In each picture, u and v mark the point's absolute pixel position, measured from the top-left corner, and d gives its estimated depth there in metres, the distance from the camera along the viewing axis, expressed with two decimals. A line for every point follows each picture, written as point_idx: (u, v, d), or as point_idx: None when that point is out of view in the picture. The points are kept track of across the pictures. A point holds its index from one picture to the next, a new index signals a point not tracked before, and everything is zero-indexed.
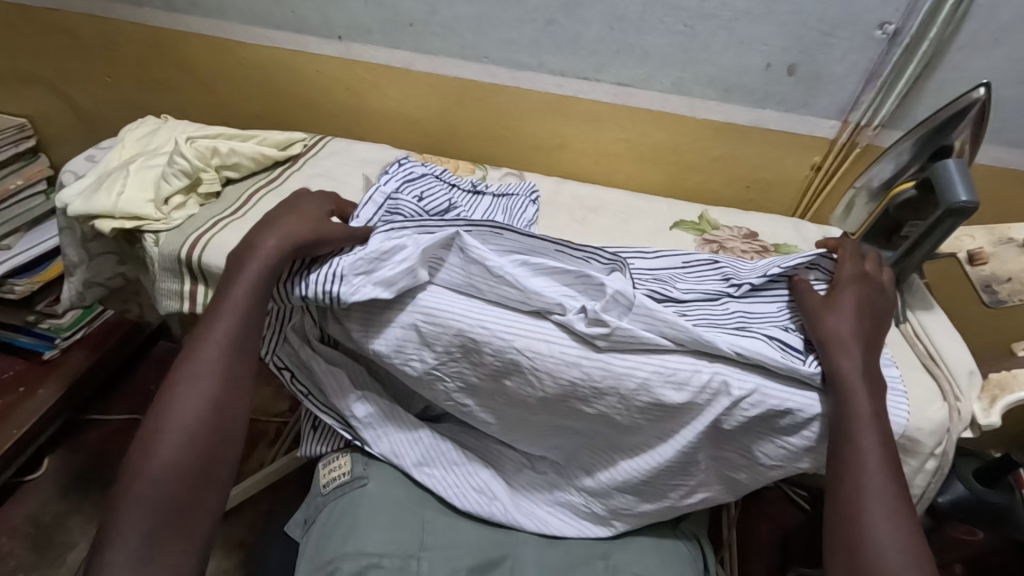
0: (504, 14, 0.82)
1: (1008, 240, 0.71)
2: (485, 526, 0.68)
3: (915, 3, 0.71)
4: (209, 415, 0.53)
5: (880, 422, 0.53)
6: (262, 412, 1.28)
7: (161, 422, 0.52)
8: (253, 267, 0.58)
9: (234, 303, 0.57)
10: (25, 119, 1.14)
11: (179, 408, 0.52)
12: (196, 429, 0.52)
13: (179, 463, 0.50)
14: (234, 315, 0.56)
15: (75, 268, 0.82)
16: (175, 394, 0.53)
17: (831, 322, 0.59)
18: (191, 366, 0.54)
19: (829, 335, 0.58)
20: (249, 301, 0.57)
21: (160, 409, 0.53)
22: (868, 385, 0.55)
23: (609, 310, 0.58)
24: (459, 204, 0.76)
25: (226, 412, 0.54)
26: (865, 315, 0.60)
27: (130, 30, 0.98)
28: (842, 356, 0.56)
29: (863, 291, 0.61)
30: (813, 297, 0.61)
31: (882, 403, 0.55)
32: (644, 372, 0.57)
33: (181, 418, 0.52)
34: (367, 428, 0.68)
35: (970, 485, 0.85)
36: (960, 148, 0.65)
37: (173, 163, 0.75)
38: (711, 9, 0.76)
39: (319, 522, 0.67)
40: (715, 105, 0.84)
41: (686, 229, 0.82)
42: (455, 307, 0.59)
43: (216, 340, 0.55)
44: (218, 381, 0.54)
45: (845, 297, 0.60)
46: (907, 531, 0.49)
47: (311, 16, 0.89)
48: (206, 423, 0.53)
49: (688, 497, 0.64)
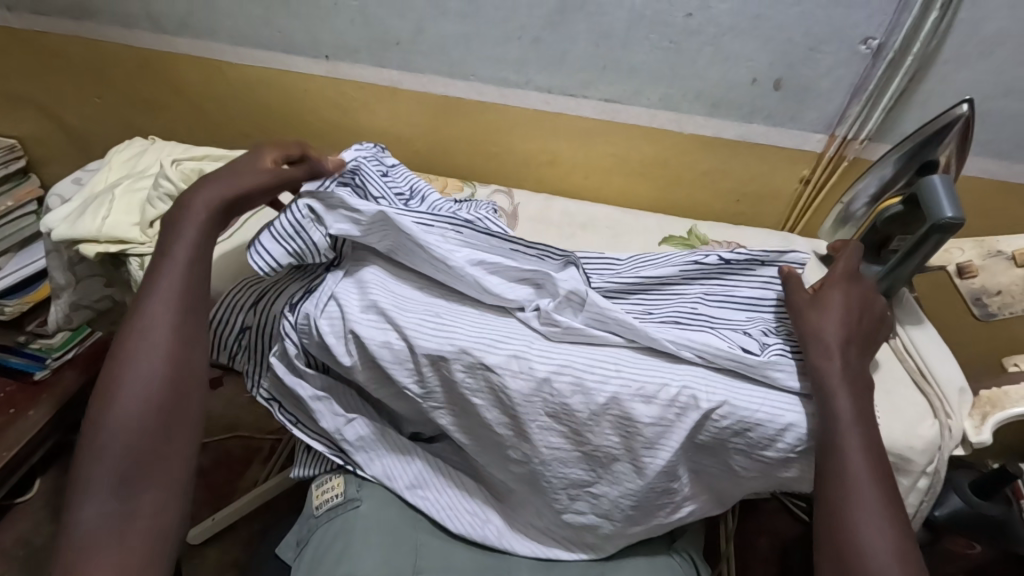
0: (490, 31, 0.82)
1: (997, 253, 0.70)
2: (477, 549, 0.68)
3: (898, 18, 0.71)
4: (167, 373, 0.53)
5: (868, 428, 0.53)
6: (254, 430, 1.26)
7: (117, 385, 0.52)
8: (195, 226, 0.59)
9: (178, 257, 0.57)
10: (15, 140, 1.14)
11: (133, 366, 0.52)
12: (157, 383, 0.52)
13: (141, 420, 0.51)
14: (180, 271, 0.57)
15: (62, 291, 0.82)
16: (127, 358, 0.53)
17: (815, 322, 0.58)
18: (142, 327, 0.54)
19: (814, 335, 0.57)
20: (193, 256, 0.58)
21: (112, 371, 0.53)
22: (849, 375, 0.55)
23: (564, 310, 0.62)
24: (422, 188, 0.75)
25: (185, 369, 0.54)
26: (854, 315, 0.59)
27: (119, 51, 0.98)
28: (822, 358, 0.56)
29: (852, 290, 0.61)
30: (802, 296, 0.61)
31: (868, 406, 0.54)
32: (614, 387, 0.58)
33: (135, 376, 0.52)
34: (360, 451, 0.68)
35: (967, 498, 0.84)
36: (946, 162, 0.66)
37: (158, 185, 0.74)
38: (696, 26, 0.76)
39: (310, 546, 0.66)
40: (703, 120, 0.84)
41: (675, 245, 0.82)
42: (427, 324, 0.60)
43: (163, 298, 0.55)
44: (171, 340, 0.54)
45: (835, 298, 0.60)
46: (905, 546, 0.48)
47: (298, 35, 0.89)
48: (164, 380, 0.53)
49: (678, 514, 0.64)
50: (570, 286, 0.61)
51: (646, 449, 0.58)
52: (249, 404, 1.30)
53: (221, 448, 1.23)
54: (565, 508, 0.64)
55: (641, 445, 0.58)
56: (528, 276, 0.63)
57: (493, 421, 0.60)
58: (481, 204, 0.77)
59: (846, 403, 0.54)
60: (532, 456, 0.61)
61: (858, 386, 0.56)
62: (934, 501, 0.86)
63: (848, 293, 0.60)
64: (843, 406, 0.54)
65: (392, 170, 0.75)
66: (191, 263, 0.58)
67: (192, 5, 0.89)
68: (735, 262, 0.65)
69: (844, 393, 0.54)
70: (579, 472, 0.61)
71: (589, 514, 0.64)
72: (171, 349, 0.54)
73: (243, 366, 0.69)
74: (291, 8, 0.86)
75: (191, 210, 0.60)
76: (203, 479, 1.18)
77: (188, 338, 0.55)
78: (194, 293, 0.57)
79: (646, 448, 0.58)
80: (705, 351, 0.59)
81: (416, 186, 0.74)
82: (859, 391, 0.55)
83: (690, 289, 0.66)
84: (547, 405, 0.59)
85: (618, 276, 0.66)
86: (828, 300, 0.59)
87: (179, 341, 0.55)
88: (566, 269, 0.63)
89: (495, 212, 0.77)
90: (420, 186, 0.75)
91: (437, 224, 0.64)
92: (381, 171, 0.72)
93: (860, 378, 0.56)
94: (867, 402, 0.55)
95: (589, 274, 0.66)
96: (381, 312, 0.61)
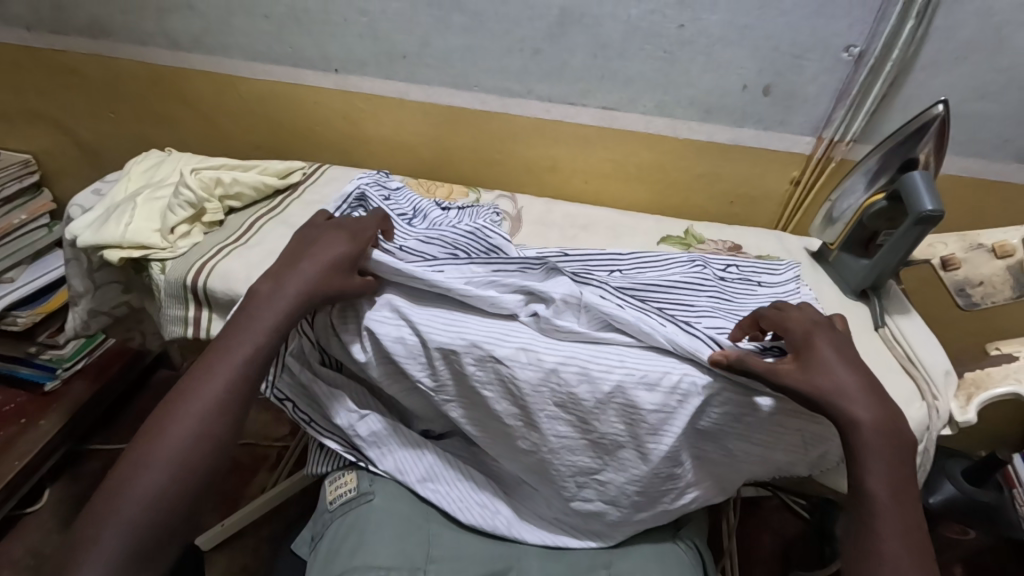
0: (493, 45, 0.86)
1: (979, 245, 0.74)
2: (488, 539, 0.70)
3: (877, 27, 0.75)
4: (194, 465, 0.52)
5: (900, 501, 0.50)
6: (262, 438, 1.28)
7: (140, 462, 0.51)
8: (276, 315, 0.59)
9: (251, 341, 0.57)
10: (30, 156, 1.18)
11: (160, 447, 0.51)
12: (182, 457, 0.51)
13: (152, 508, 0.49)
14: (242, 358, 0.56)
15: (80, 298, 0.84)
16: (159, 433, 0.52)
17: (833, 378, 0.54)
18: (182, 406, 0.53)
19: (835, 396, 0.54)
20: (267, 334, 0.58)
21: (141, 445, 0.52)
22: (890, 444, 0.52)
23: (563, 315, 0.63)
24: (427, 208, 0.78)
25: (209, 461, 0.53)
26: (852, 366, 0.56)
27: (134, 68, 1.02)
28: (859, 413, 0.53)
29: (837, 340, 0.58)
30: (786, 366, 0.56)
31: (903, 474, 0.51)
32: (617, 375, 0.60)
33: (163, 458, 0.51)
34: (372, 446, 0.70)
35: (961, 487, 0.88)
36: (926, 160, 0.69)
37: (178, 194, 0.78)
38: (689, 36, 0.80)
39: (325, 538, 0.68)
40: (697, 125, 0.88)
41: (672, 244, 0.85)
42: (434, 318, 0.63)
43: (216, 383, 0.55)
44: (208, 416, 0.53)
45: (828, 354, 0.56)
46: None
47: (309, 50, 0.93)
48: (190, 471, 0.51)
49: (681, 499, 0.66)
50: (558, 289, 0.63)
51: (650, 435, 0.61)
52: (257, 411, 1.32)
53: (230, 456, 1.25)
54: (573, 496, 0.67)
55: (645, 431, 0.61)
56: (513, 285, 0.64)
57: (503, 412, 0.63)
58: (482, 209, 0.81)
59: (880, 472, 0.51)
60: (541, 445, 0.64)
61: (894, 448, 0.52)
62: (930, 488, 0.90)
63: (831, 343, 0.58)
64: (876, 481, 0.51)
65: (395, 193, 0.79)
66: (262, 342, 0.58)
67: (207, 23, 0.93)
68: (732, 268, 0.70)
69: (875, 462, 0.51)
70: (585, 459, 0.64)
71: (595, 502, 0.66)
72: (206, 430, 0.53)
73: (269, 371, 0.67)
74: (302, 24, 0.90)
75: (279, 299, 0.60)
76: None
77: (225, 429, 0.54)
78: (246, 384, 0.56)
79: (649, 435, 0.61)
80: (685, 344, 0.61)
81: (420, 207, 0.78)
82: (895, 454, 0.52)
83: (688, 286, 0.69)
84: (554, 395, 0.61)
85: (620, 277, 0.70)
86: (817, 356, 0.56)
87: (217, 426, 0.54)
88: (551, 277, 0.65)
89: (495, 216, 0.80)
90: (423, 206, 0.79)
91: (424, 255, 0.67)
92: (385, 194, 0.77)
93: (902, 441, 0.52)
94: (908, 468, 0.52)
95: (594, 273, 0.71)
96: (395, 309, 0.64)
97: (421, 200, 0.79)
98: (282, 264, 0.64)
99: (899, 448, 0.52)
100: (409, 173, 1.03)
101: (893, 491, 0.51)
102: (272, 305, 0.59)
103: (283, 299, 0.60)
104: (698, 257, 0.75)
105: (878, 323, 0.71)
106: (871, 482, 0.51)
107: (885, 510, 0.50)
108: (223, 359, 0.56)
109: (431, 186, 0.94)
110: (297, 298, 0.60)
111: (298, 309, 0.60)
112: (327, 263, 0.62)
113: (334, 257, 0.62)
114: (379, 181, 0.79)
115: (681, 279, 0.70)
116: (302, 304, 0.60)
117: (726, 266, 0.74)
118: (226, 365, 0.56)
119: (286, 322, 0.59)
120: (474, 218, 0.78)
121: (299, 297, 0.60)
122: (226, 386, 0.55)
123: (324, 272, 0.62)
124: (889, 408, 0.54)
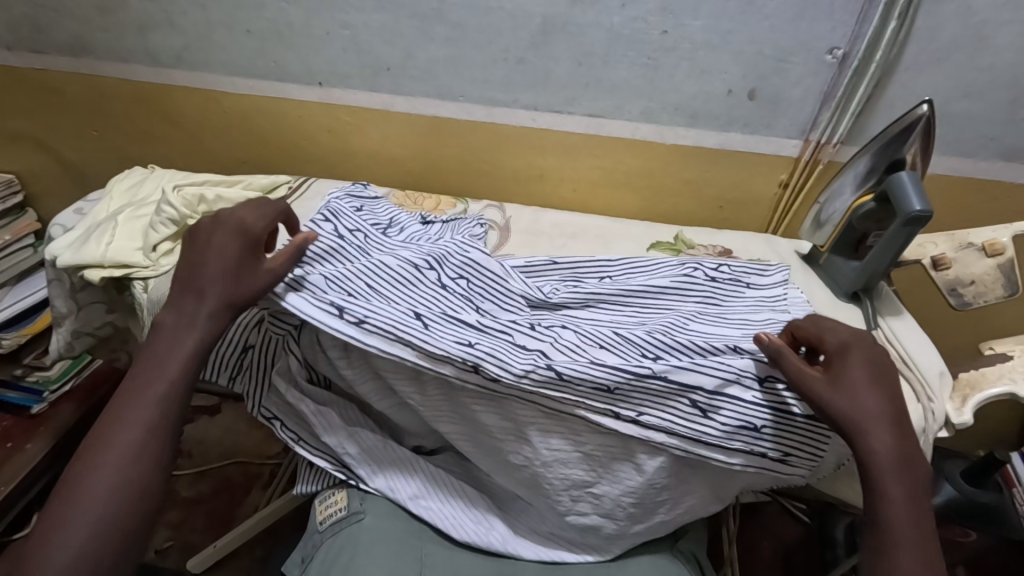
0: (478, 54, 0.86)
1: (969, 245, 0.73)
2: (484, 556, 0.68)
3: (859, 29, 0.75)
4: (119, 524, 0.48)
5: (921, 531, 0.47)
6: (255, 455, 1.25)
7: (55, 532, 0.46)
8: (187, 347, 0.54)
9: (161, 382, 0.53)
10: (13, 176, 1.17)
11: (75, 512, 0.47)
12: (104, 519, 0.47)
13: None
14: (156, 402, 0.52)
15: (63, 319, 0.82)
16: (75, 490, 0.48)
17: (857, 398, 0.51)
18: (98, 456, 0.49)
19: (851, 417, 0.51)
20: (182, 373, 0.54)
21: (54, 514, 0.47)
22: (903, 468, 0.49)
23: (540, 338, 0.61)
24: (402, 220, 0.80)
25: (136, 516, 0.49)
26: (883, 384, 0.53)
27: (118, 86, 1.01)
28: (879, 437, 0.50)
29: (871, 355, 0.54)
30: (817, 378, 0.53)
31: (923, 501, 0.49)
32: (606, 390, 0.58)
33: (80, 523, 0.46)
34: (362, 464, 0.68)
35: (960, 486, 0.89)
36: (913, 160, 0.69)
37: (161, 211, 0.78)
38: (672, 42, 0.80)
39: (317, 559, 0.66)
40: (683, 131, 0.88)
41: (662, 250, 0.85)
42: None
43: (129, 433, 0.50)
44: (125, 469, 0.49)
45: (855, 374, 0.53)
46: None
47: (292, 64, 0.92)
48: (114, 531, 0.47)
49: (678, 509, 0.65)
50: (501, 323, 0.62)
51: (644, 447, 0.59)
52: (247, 429, 1.30)
53: (222, 475, 1.22)
54: (568, 510, 0.65)
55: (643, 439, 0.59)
56: (455, 355, 0.57)
57: (494, 425, 0.62)
58: (465, 222, 0.81)
59: (898, 501, 0.48)
60: (533, 459, 0.62)
61: (912, 475, 0.49)
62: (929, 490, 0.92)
63: (866, 362, 0.54)
64: (893, 508, 0.48)
65: (373, 204, 0.80)
66: (174, 383, 0.53)
67: (188, 39, 0.93)
68: (721, 282, 0.72)
69: (893, 491, 0.49)
70: (580, 472, 0.62)
71: (590, 516, 0.65)
72: (127, 486, 0.49)
73: (245, 369, 0.72)
74: (286, 38, 0.90)
75: (188, 329, 0.55)
76: (203, 506, 1.16)
77: (145, 477, 0.50)
78: (164, 425, 0.52)
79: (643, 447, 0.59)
80: (681, 439, 0.58)
81: (397, 218, 0.80)
82: (913, 483, 0.49)
83: (674, 294, 0.70)
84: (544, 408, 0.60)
85: (609, 283, 0.71)
86: (845, 375, 0.53)
87: (136, 478, 0.49)
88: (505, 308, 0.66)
89: (478, 227, 0.81)
90: (401, 218, 0.80)
91: (388, 281, 0.64)
92: (356, 206, 0.77)
93: (919, 472, 0.50)
94: (925, 501, 0.49)
95: (583, 280, 0.72)
96: None
97: (402, 214, 0.81)
98: (180, 286, 0.57)
99: (915, 478, 0.49)
100: (395, 185, 1.03)
101: (912, 519, 0.48)
102: (181, 338, 0.54)
103: (198, 330, 0.55)
104: (689, 261, 0.75)
105: (871, 326, 0.70)
106: (888, 512, 0.48)
107: (905, 541, 0.47)
108: (138, 402, 0.52)
109: (418, 198, 0.92)
110: (213, 319, 0.56)
111: (212, 337, 0.55)
112: (228, 274, 0.57)
113: (230, 266, 0.57)
114: (351, 192, 0.79)
115: (669, 285, 0.70)
116: (216, 331, 0.56)
117: (718, 266, 0.73)
118: (141, 405, 0.52)
119: (202, 353, 0.55)
120: (456, 231, 0.78)
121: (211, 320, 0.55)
122: (142, 432, 0.51)
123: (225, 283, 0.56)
124: (911, 440, 0.51)
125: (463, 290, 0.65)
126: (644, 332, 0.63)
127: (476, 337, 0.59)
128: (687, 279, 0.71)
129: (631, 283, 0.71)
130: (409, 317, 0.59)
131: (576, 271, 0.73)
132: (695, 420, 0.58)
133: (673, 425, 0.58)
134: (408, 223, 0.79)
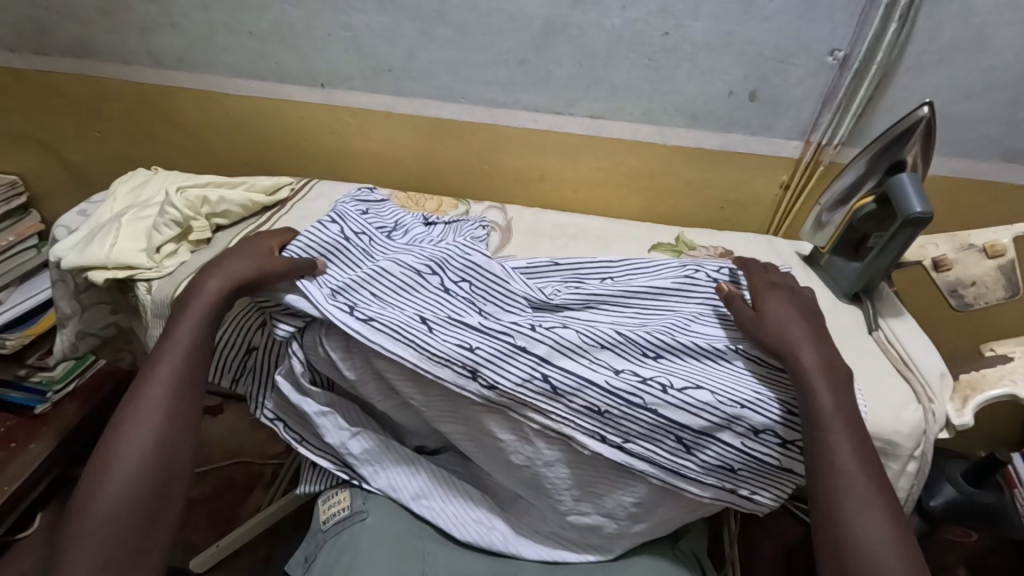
0: (480, 56, 0.86)
1: (970, 246, 0.73)
2: (486, 556, 0.68)
3: (860, 30, 0.75)
4: (155, 466, 0.54)
5: (846, 414, 0.54)
6: (257, 455, 1.26)
7: (100, 480, 0.52)
8: (195, 315, 0.61)
9: (176, 346, 0.59)
10: (17, 177, 1.17)
11: (117, 461, 0.53)
12: (142, 464, 0.53)
13: (122, 510, 0.51)
14: (173, 362, 0.58)
15: (68, 319, 0.83)
16: (110, 445, 0.54)
17: (778, 322, 0.61)
18: (128, 415, 0.56)
19: (778, 333, 0.59)
20: (194, 340, 0.60)
21: (98, 466, 0.53)
22: (825, 369, 0.56)
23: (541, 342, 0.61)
24: (406, 221, 0.80)
25: (167, 461, 0.55)
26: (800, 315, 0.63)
27: (121, 87, 1.01)
28: (801, 348, 0.58)
29: (787, 294, 0.65)
30: (746, 312, 0.63)
31: (846, 391, 0.55)
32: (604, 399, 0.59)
33: (120, 470, 0.53)
34: (365, 463, 0.69)
35: (961, 487, 0.89)
36: (913, 162, 0.69)
37: (163, 213, 0.78)
38: (673, 44, 0.80)
39: (319, 559, 0.66)
40: (684, 132, 0.88)
41: (663, 251, 0.85)
42: None
43: (156, 390, 0.57)
44: (154, 422, 0.55)
45: (774, 305, 0.63)
46: (893, 526, 0.49)
47: (293, 65, 0.92)
48: (149, 474, 0.53)
49: (679, 508, 0.65)
50: (502, 324, 0.62)
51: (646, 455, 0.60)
52: (250, 429, 1.31)
53: (224, 475, 1.22)
54: (569, 509, 0.65)
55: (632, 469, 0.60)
56: (455, 358, 0.59)
57: (496, 425, 0.63)
58: (467, 223, 0.82)
59: (823, 392, 0.55)
60: (535, 458, 0.63)
61: (831, 372, 0.57)
62: (930, 491, 0.91)
63: (784, 299, 0.64)
64: (822, 398, 0.54)
65: (377, 206, 0.81)
66: (187, 348, 0.59)
67: (191, 40, 0.93)
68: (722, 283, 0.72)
69: (818, 386, 0.55)
70: (582, 472, 0.63)
71: (592, 515, 0.65)
72: (156, 436, 0.55)
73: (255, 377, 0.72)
74: (287, 39, 0.90)
75: (196, 301, 0.62)
76: (205, 506, 1.16)
77: (173, 426, 0.56)
78: (183, 382, 0.58)
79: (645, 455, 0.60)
80: (659, 468, 0.60)
81: (403, 220, 0.80)
82: (833, 377, 0.56)
83: (675, 296, 0.70)
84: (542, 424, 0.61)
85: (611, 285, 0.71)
86: (767, 306, 0.63)
87: (167, 431, 0.55)
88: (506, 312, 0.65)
89: (478, 228, 0.81)
90: (405, 220, 0.80)
91: (395, 285, 0.65)
92: (362, 209, 0.78)
93: (836, 370, 0.57)
94: (848, 393, 0.56)
95: (585, 282, 0.72)
96: None
97: (405, 214, 0.81)
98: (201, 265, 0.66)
99: (835, 376, 0.56)
100: (396, 185, 1.03)
101: (836, 405, 0.54)
102: (191, 310, 0.61)
103: (205, 299, 0.62)
104: (689, 262, 0.74)
105: (872, 327, 0.71)
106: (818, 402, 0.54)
107: (832, 424, 0.53)
108: (158, 366, 0.58)
109: (420, 199, 0.93)
110: (221, 288, 0.62)
111: (216, 304, 0.62)
112: (238, 252, 0.66)
113: (246, 248, 0.67)
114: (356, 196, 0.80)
115: (670, 287, 0.70)
116: (222, 300, 0.62)
117: (719, 269, 0.73)
118: (160, 368, 0.58)
119: (211, 319, 0.61)
120: (457, 233, 0.79)
121: (218, 292, 0.62)
122: (165, 390, 0.57)
123: (235, 262, 0.64)
124: (827, 348, 0.59)
125: (466, 291, 0.66)
126: (648, 330, 0.64)
127: (477, 340, 0.60)
128: (689, 282, 0.70)
129: (632, 285, 0.71)
130: (414, 321, 0.61)
131: (576, 274, 0.73)
132: (678, 453, 0.59)
133: (656, 456, 0.59)
134: (413, 224, 0.80)
